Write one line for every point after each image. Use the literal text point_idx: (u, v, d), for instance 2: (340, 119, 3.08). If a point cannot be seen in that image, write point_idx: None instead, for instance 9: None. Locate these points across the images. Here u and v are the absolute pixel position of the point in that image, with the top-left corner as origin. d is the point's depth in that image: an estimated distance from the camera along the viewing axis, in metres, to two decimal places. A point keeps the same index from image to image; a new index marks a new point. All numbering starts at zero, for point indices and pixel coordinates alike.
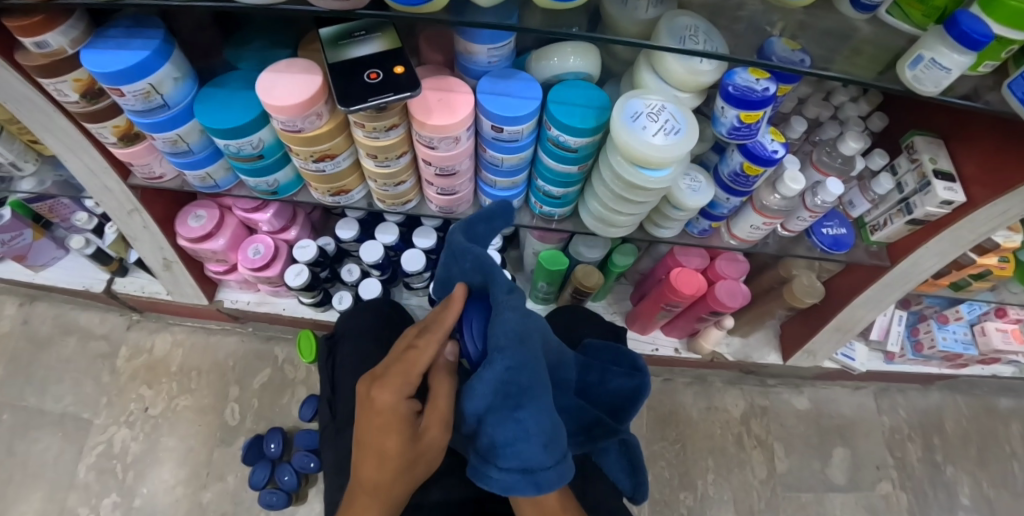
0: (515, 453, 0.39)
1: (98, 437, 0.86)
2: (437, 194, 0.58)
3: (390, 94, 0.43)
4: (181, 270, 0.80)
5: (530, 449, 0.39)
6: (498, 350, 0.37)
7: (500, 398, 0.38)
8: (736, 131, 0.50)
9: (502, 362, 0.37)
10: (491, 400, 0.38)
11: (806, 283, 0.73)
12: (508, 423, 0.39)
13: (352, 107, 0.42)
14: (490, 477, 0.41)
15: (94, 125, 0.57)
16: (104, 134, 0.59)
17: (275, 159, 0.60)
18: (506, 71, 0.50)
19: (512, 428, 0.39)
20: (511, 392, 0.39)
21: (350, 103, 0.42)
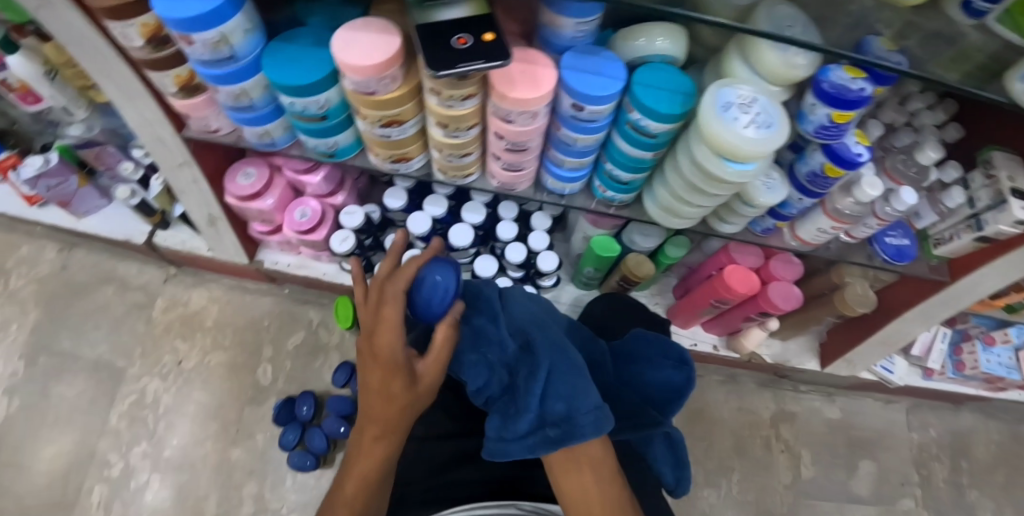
0: (580, 401, 0.41)
1: (131, 387, 0.87)
2: (502, 169, 0.57)
3: (480, 62, 0.40)
4: (225, 227, 0.80)
5: (589, 401, 0.41)
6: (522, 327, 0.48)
7: (554, 366, 0.44)
8: (825, 130, 0.48)
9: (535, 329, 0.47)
10: (548, 365, 0.44)
11: (859, 291, 0.71)
12: (568, 381, 0.43)
13: (441, 72, 0.40)
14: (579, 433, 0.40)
15: (157, 72, 0.56)
16: (165, 83, 0.58)
17: (339, 121, 0.59)
18: (590, 48, 0.48)
19: (573, 384, 0.43)
20: (558, 357, 0.45)
21: (438, 68, 0.40)
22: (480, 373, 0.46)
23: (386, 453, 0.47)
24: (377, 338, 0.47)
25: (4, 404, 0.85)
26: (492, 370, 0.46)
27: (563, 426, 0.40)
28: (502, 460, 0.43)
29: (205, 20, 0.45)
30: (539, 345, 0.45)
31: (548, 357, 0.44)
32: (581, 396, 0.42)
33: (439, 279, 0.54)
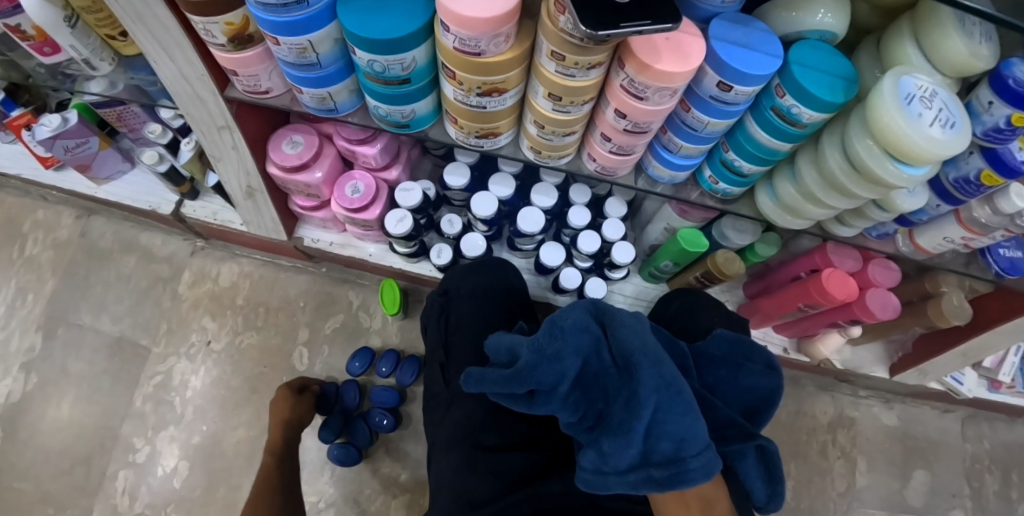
0: (692, 443, 0.36)
1: (157, 367, 0.81)
2: (609, 151, 0.51)
3: (647, 22, 0.33)
4: (264, 200, 0.73)
5: (702, 439, 0.36)
6: (640, 353, 0.37)
7: (660, 400, 0.37)
8: (997, 133, 0.42)
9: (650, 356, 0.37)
10: (656, 403, 0.36)
11: (956, 302, 0.67)
12: (676, 416, 0.37)
13: (603, 32, 0.33)
14: (687, 475, 0.36)
15: (203, 19, 0.46)
16: (212, 32, 0.49)
17: (421, 86, 0.52)
18: (740, 17, 0.42)
19: (683, 420, 0.36)
20: (666, 387, 0.37)
21: (595, 26, 0.33)
22: (573, 402, 0.39)
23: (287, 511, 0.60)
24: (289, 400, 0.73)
25: (21, 380, 0.79)
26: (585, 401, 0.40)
27: (674, 472, 0.36)
28: (599, 491, 0.39)
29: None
30: (645, 375, 0.37)
31: (653, 393, 0.36)
32: (691, 438, 0.36)
33: (357, 362, 0.79)
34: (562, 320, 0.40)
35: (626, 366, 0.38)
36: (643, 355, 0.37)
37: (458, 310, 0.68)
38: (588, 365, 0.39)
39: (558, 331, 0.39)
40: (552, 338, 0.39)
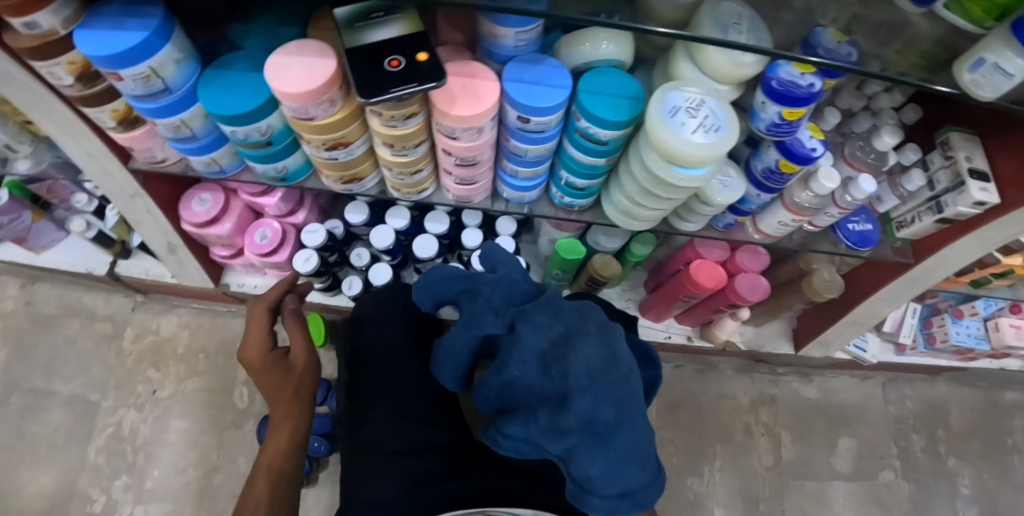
0: (620, 478, 0.40)
1: (108, 420, 0.86)
2: (455, 184, 0.57)
3: (414, 85, 0.42)
4: (186, 254, 0.78)
5: (636, 477, 0.41)
6: (579, 390, 0.37)
7: (585, 436, 0.39)
8: (776, 128, 0.47)
9: (588, 403, 0.37)
10: (578, 439, 0.39)
11: (826, 277, 0.72)
12: (598, 456, 0.39)
13: (374, 98, 0.41)
14: (588, 503, 0.42)
15: (92, 108, 0.53)
16: (103, 119, 0.55)
17: (285, 145, 0.59)
18: (533, 57, 0.48)
19: (604, 465, 0.39)
20: (619, 417, 0.39)
21: (370, 95, 0.42)
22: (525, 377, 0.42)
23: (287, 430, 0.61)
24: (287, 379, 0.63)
25: None
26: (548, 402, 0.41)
27: (589, 494, 0.42)
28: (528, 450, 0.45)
29: (127, 54, 0.45)
30: (598, 404, 0.38)
31: (578, 431, 0.38)
32: (622, 471, 0.40)
33: None
34: (555, 314, 0.41)
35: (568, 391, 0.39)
36: (581, 394, 0.37)
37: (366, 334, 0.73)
38: (532, 371, 0.41)
39: (546, 325, 0.40)
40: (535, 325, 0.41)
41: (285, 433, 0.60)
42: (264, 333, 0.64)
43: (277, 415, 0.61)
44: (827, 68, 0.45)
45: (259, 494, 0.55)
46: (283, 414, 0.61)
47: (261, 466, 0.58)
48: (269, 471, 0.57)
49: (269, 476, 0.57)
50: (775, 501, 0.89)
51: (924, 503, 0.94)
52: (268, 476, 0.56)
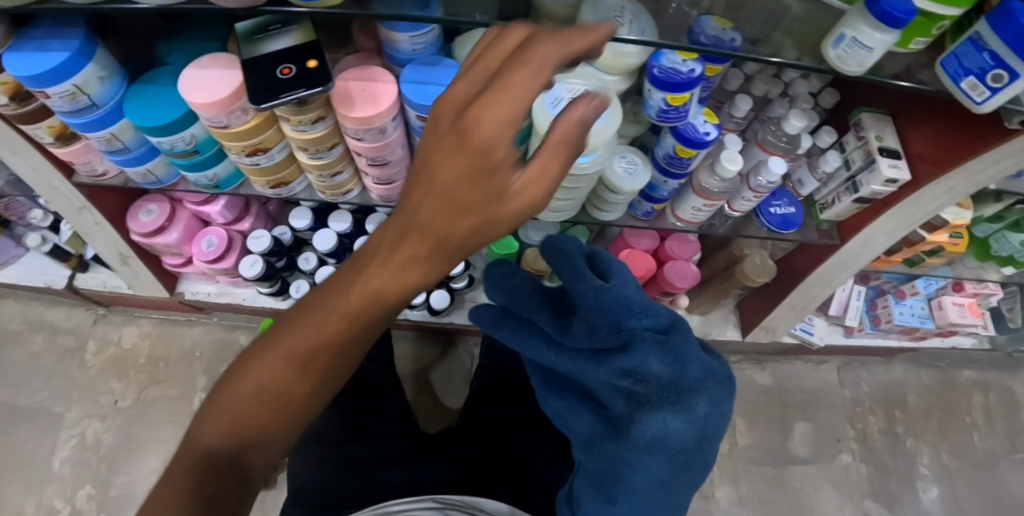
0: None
1: (72, 430, 0.88)
2: (375, 183, 0.61)
3: (302, 89, 0.45)
4: (138, 264, 0.80)
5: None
6: (636, 449, 0.37)
7: (609, 479, 0.40)
8: (664, 114, 0.49)
9: (637, 473, 0.37)
10: (601, 469, 0.41)
11: (757, 262, 0.74)
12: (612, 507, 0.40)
13: (265, 104, 0.45)
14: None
15: (28, 125, 0.55)
16: (39, 135, 0.57)
17: (213, 153, 0.61)
18: (431, 59, 0.51)
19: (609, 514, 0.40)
20: (662, 483, 0.38)
21: (261, 101, 0.45)
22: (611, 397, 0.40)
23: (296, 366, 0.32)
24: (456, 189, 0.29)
25: None
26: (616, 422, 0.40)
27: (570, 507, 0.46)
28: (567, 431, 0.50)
29: (52, 73, 0.48)
30: (646, 468, 0.37)
31: (608, 467, 0.40)
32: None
33: None
34: (667, 367, 0.35)
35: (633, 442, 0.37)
36: (633, 452, 0.37)
37: None
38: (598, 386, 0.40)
39: (637, 378, 0.35)
40: (641, 364, 0.35)
41: (331, 328, 0.31)
42: (484, 86, 0.27)
43: (349, 296, 0.31)
44: (710, 52, 0.46)
45: (294, 376, 0.32)
46: (345, 306, 0.31)
47: (291, 337, 0.32)
48: (311, 347, 0.32)
49: (293, 361, 0.32)
50: (731, 487, 0.91)
51: (883, 484, 0.94)
52: (324, 365, 0.33)
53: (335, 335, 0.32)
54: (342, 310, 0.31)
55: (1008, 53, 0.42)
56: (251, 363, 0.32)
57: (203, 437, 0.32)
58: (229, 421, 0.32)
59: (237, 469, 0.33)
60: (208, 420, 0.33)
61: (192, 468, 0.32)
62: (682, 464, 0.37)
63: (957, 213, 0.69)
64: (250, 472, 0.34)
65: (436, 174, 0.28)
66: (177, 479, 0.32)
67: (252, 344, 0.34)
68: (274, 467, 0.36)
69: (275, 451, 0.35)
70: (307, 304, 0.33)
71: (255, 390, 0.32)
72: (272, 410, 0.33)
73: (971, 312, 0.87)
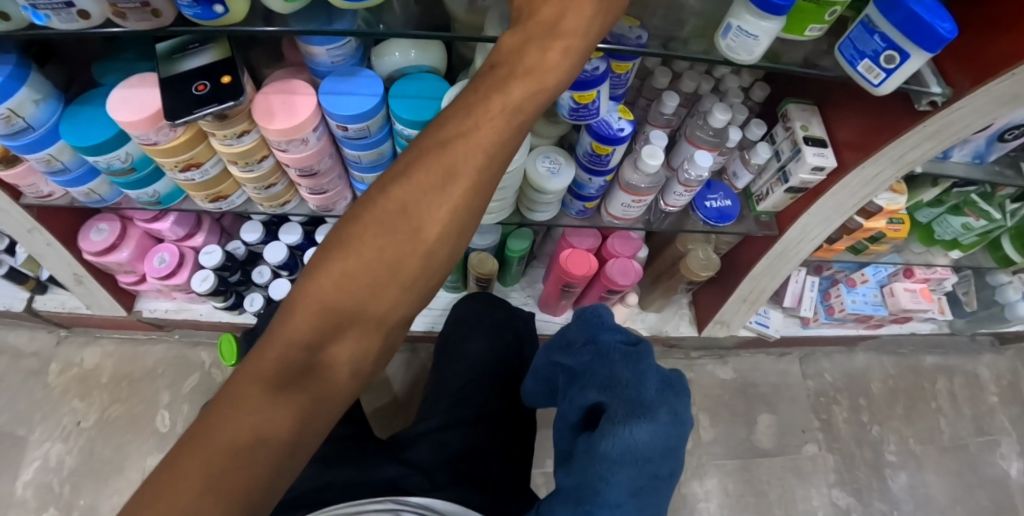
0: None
1: (34, 454, 0.87)
2: (309, 193, 0.62)
3: (214, 105, 0.46)
4: (93, 283, 0.81)
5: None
6: (615, 464, 0.47)
7: (584, 489, 0.49)
8: (575, 112, 0.51)
9: (609, 479, 0.47)
10: (580, 480, 0.49)
11: (702, 257, 0.77)
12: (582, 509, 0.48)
13: (179, 119, 0.45)
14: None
15: None
16: None
17: (151, 170, 0.63)
18: (350, 70, 0.52)
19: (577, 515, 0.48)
20: (635, 493, 0.48)
21: (176, 116, 0.46)
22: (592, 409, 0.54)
23: (332, 316, 0.32)
24: (545, 45, 0.33)
25: None
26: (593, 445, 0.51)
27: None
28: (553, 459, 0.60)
29: None
30: (625, 477, 0.47)
31: (586, 479, 0.49)
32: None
33: None
34: (633, 378, 0.52)
35: (611, 458, 0.48)
36: (612, 466, 0.47)
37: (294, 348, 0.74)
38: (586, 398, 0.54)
39: (615, 388, 0.51)
40: (616, 379, 0.52)
41: (432, 183, 0.32)
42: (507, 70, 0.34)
43: (414, 178, 0.32)
44: (615, 50, 0.48)
45: (396, 251, 0.32)
46: (446, 160, 0.32)
47: (390, 200, 0.32)
48: (400, 218, 0.32)
49: (391, 221, 0.32)
50: (696, 482, 0.91)
51: (850, 472, 0.95)
52: (426, 236, 0.32)
53: (430, 201, 0.32)
54: (449, 167, 0.32)
55: (899, 38, 0.44)
56: (345, 241, 0.32)
57: (292, 330, 0.31)
58: (320, 307, 0.31)
59: (326, 363, 0.32)
60: (296, 311, 0.32)
61: (284, 358, 0.31)
62: (642, 476, 0.48)
63: (891, 198, 0.69)
64: (337, 373, 0.32)
65: (529, 52, 0.34)
66: (266, 367, 0.31)
67: (340, 223, 0.33)
68: (364, 375, 0.34)
69: (369, 342, 0.33)
70: (398, 174, 0.33)
71: (349, 269, 0.31)
72: (372, 291, 0.32)
73: (924, 297, 0.88)
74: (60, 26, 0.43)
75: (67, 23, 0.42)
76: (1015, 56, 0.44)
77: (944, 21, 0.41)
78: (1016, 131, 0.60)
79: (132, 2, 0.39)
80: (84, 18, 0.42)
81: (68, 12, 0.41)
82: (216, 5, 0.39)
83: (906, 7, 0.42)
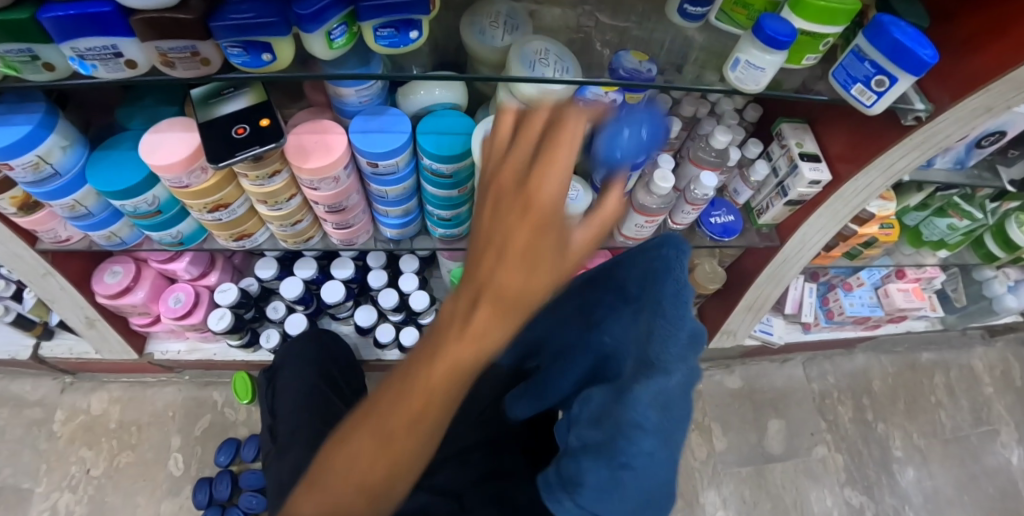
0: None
1: (41, 506, 0.85)
2: (334, 228, 0.64)
3: (257, 147, 0.48)
4: (105, 327, 0.80)
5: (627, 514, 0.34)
6: (645, 406, 0.34)
7: (616, 435, 0.35)
8: (594, 142, 0.54)
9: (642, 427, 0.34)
10: (612, 428, 0.35)
11: (708, 270, 0.81)
12: (605, 461, 0.34)
13: (222, 162, 0.47)
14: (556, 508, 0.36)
15: None
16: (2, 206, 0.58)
17: (176, 212, 0.64)
18: (377, 109, 0.54)
19: (601, 472, 0.34)
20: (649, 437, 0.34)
21: (219, 159, 0.47)
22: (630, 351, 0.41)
23: (378, 456, 0.31)
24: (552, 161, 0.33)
25: None
26: (619, 387, 0.38)
27: (567, 493, 0.35)
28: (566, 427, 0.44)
29: (13, 146, 0.50)
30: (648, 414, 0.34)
31: (616, 424, 0.35)
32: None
33: (221, 455, 0.86)
34: (672, 313, 0.39)
35: (652, 393, 0.35)
36: (643, 409, 0.34)
37: (283, 382, 0.78)
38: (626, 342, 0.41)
39: (653, 321, 0.39)
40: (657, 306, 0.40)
41: (468, 307, 0.31)
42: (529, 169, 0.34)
43: (458, 301, 0.32)
44: (629, 84, 0.52)
45: (456, 353, 0.30)
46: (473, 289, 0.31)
47: (432, 333, 0.32)
48: (471, 305, 0.31)
49: (433, 351, 0.31)
50: (714, 491, 0.93)
51: (860, 470, 0.97)
52: (456, 371, 0.31)
53: (461, 333, 0.31)
54: (479, 288, 0.31)
55: (886, 63, 0.48)
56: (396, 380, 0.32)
57: (344, 474, 0.31)
58: (370, 448, 0.31)
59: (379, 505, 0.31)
60: (346, 457, 0.32)
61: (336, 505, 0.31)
62: (674, 430, 0.35)
63: (882, 206, 0.74)
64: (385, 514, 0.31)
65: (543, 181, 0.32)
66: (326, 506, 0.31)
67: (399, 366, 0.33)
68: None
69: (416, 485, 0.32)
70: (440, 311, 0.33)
71: (391, 412, 0.31)
72: (411, 430, 0.31)
73: (916, 295, 0.92)
74: (106, 75, 0.44)
75: (114, 72, 0.44)
76: (990, 73, 0.49)
77: (926, 48, 0.46)
78: (993, 138, 0.65)
79: (183, 51, 0.41)
80: (131, 67, 0.43)
81: (116, 62, 0.42)
82: (265, 53, 0.41)
83: (890, 35, 0.46)
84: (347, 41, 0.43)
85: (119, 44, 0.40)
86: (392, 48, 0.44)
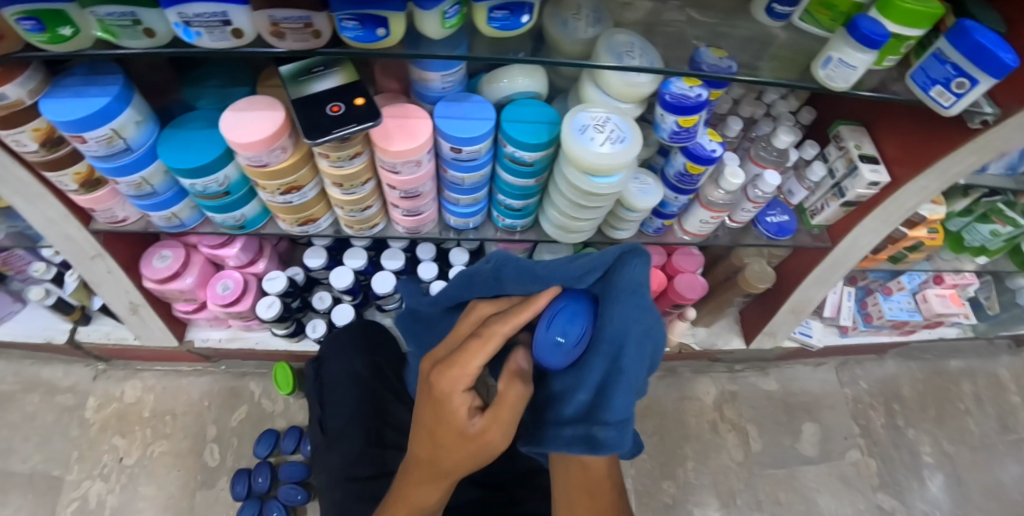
0: (567, 442, 0.47)
1: (72, 494, 0.83)
2: (403, 215, 0.64)
3: (354, 125, 0.47)
4: (148, 312, 0.79)
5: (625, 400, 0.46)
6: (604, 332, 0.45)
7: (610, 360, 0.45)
8: (676, 135, 0.55)
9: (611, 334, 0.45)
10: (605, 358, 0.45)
11: (758, 269, 0.81)
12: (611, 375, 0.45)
13: (318, 139, 0.47)
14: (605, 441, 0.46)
15: (54, 173, 0.55)
16: (65, 182, 0.57)
17: (242, 194, 0.63)
18: (460, 95, 0.54)
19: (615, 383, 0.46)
20: (598, 394, 0.46)
21: (315, 136, 0.47)
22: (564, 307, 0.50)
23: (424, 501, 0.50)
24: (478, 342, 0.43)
25: None
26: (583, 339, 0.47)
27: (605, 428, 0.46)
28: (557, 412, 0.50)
29: (90, 117, 0.48)
30: (612, 386, 0.45)
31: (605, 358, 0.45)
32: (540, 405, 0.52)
33: (260, 448, 0.85)
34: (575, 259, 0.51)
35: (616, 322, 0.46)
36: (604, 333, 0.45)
37: (331, 371, 0.79)
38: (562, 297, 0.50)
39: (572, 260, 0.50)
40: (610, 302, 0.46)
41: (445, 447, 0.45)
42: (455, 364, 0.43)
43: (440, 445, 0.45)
44: (712, 78, 0.53)
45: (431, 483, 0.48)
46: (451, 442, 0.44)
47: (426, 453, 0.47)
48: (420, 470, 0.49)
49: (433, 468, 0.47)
50: (749, 493, 0.93)
51: (892, 475, 0.98)
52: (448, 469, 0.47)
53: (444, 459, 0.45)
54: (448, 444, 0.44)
55: (967, 65, 0.49)
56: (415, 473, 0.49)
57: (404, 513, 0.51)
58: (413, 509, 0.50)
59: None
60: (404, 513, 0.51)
61: None
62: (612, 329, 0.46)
63: (933, 209, 0.75)
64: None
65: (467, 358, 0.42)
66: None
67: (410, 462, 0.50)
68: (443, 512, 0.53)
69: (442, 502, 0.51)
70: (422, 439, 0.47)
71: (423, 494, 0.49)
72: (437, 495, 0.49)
73: (954, 301, 0.93)
74: (206, 45, 0.43)
75: (218, 40, 0.42)
76: None
77: (1007, 52, 0.47)
78: None
79: (297, 22, 0.41)
80: (236, 37, 0.42)
81: (221, 30, 0.41)
82: (380, 28, 0.41)
83: (973, 37, 0.47)
84: (457, 21, 0.43)
85: (230, 11, 0.39)
86: (502, 31, 0.44)
